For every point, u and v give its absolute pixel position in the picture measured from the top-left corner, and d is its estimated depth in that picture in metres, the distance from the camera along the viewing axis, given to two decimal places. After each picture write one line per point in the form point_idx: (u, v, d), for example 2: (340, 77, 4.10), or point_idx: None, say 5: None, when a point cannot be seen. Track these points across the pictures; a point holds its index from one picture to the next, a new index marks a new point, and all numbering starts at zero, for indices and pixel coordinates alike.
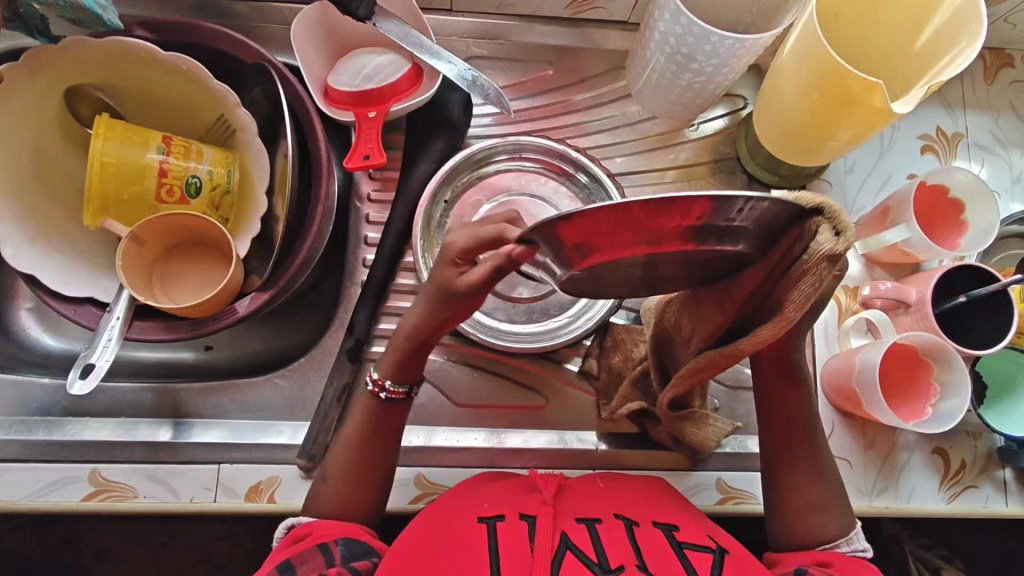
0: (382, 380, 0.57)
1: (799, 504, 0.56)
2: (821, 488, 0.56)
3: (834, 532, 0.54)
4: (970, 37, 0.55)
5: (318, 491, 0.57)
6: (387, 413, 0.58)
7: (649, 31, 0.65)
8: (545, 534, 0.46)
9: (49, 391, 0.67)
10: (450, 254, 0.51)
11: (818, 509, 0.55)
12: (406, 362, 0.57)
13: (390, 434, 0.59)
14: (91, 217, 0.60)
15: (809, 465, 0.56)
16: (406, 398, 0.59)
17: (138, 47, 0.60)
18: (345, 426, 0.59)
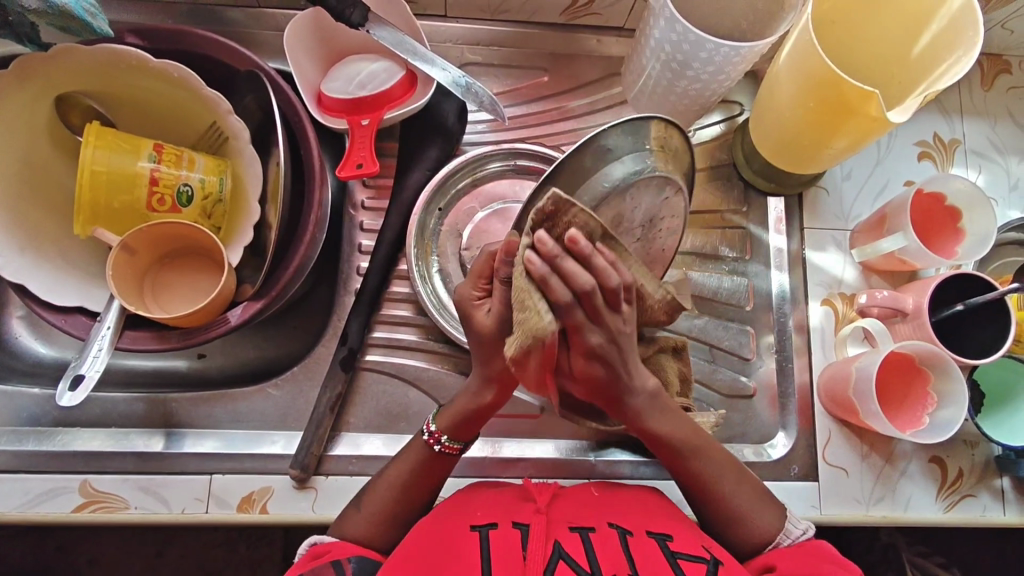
0: (439, 433, 0.56)
1: (725, 517, 0.56)
2: (736, 498, 0.56)
3: (760, 533, 0.55)
4: (967, 46, 0.54)
5: (347, 518, 0.56)
6: (439, 464, 0.57)
7: (645, 38, 0.64)
8: (538, 544, 0.45)
9: (39, 401, 0.66)
10: (475, 285, 0.50)
11: (745, 517, 0.56)
12: (464, 423, 0.56)
13: (431, 483, 0.57)
14: (82, 226, 0.60)
15: (709, 480, 0.56)
16: (460, 453, 0.58)
17: (130, 55, 0.60)
18: (389, 470, 0.57)
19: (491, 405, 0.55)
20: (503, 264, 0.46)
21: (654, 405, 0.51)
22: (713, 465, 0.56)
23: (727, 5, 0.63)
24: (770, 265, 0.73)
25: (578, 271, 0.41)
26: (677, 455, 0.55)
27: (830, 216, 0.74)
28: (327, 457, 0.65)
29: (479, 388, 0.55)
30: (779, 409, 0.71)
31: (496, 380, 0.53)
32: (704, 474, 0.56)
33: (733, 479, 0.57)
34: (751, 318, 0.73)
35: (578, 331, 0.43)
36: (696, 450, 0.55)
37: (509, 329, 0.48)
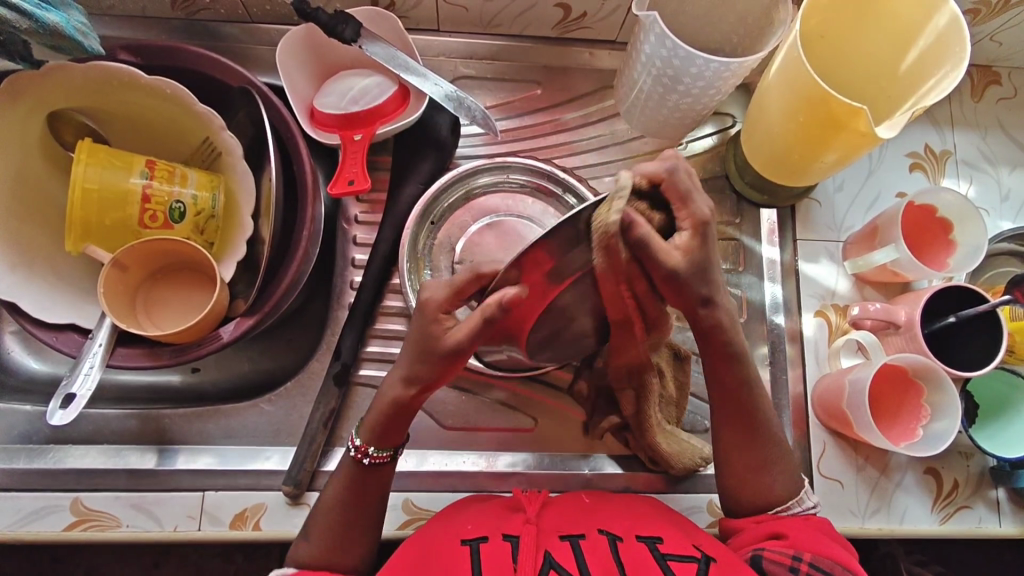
0: (365, 446, 0.55)
1: (742, 471, 0.57)
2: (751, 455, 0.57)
3: (782, 494, 0.56)
4: (955, 61, 0.54)
5: (297, 547, 0.55)
6: (377, 477, 0.56)
7: (636, 52, 0.64)
8: (528, 555, 0.45)
9: (30, 417, 0.66)
10: (433, 309, 0.51)
11: (765, 469, 0.56)
12: (387, 429, 0.54)
13: (371, 497, 0.56)
14: (73, 243, 0.60)
15: (752, 425, 0.57)
16: (391, 461, 0.57)
17: (122, 72, 0.60)
18: (324, 491, 0.57)
19: (412, 407, 0.54)
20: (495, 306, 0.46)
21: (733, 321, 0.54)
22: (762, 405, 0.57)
23: (717, 20, 0.64)
24: (763, 277, 0.74)
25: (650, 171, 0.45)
26: (740, 385, 0.56)
27: (823, 227, 0.74)
28: (320, 473, 0.65)
29: (398, 383, 0.53)
30: (772, 421, 0.71)
31: (421, 386, 0.52)
32: (756, 407, 0.57)
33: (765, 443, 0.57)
34: (745, 330, 0.73)
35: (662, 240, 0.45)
36: (747, 382, 0.56)
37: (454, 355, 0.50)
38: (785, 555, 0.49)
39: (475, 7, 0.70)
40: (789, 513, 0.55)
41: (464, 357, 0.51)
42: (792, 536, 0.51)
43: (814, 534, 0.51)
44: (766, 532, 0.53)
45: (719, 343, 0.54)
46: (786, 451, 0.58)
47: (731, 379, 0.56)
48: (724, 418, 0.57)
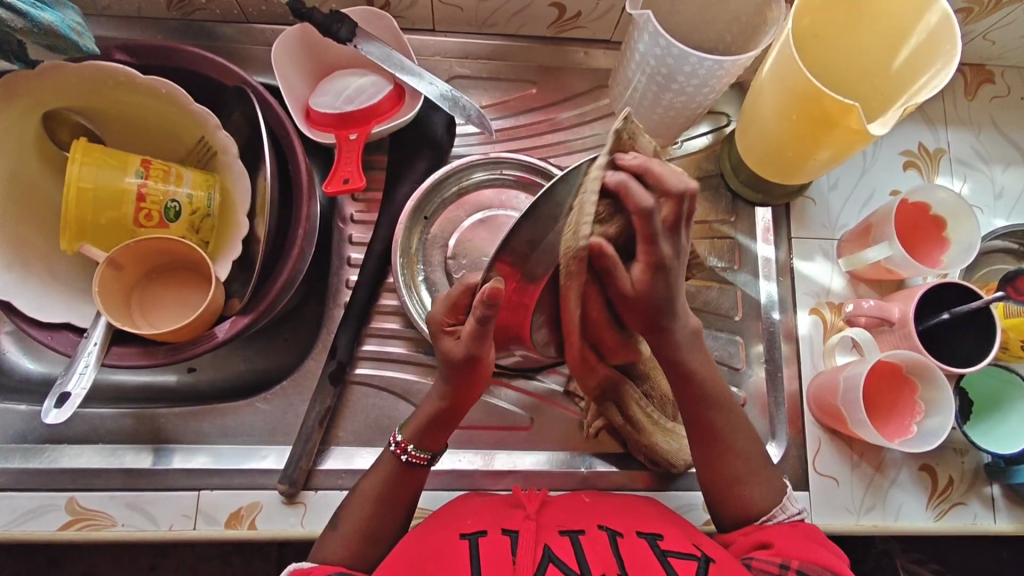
0: (405, 444, 0.56)
1: (722, 482, 0.56)
2: (741, 462, 0.56)
3: (766, 502, 0.55)
4: (945, 59, 0.55)
5: (325, 538, 0.54)
6: (412, 473, 0.56)
7: (630, 51, 0.65)
8: (527, 548, 0.45)
9: (25, 417, 0.66)
10: (439, 323, 0.52)
11: (738, 483, 0.56)
12: (429, 429, 0.55)
13: (405, 499, 0.56)
14: (68, 242, 0.60)
15: (725, 439, 0.57)
16: (429, 465, 0.57)
17: (117, 71, 0.60)
18: (363, 480, 0.56)
19: (455, 411, 0.55)
20: (484, 308, 0.44)
21: (693, 342, 0.55)
22: (732, 421, 0.57)
23: (711, 19, 0.65)
24: (759, 275, 0.74)
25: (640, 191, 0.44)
26: (702, 399, 0.56)
27: (817, 225, 0.74)
28: (316, 471, 0.65)
29: (435, 397, 0.55)
30: (769, 418, 0.71)
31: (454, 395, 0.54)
32: (721, 425, 0.57)
33: (744, 445, 0.57)
34: (740, 328, 0.73)
35: (651, 240, 0.46)
36: (717, 400, 0.56)
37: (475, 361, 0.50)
38: (772, 562, 0.49)
39: (470, 7, 0.71)
40: (774, 522, 0.54)
41: (482, 362, 0.50)
42: (780, 545, 0.51)
43: (804, 542, 0.51)
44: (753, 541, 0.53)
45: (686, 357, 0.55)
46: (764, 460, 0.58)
47: (691, 395, 0.56)
48: (700, 435, 0.57)
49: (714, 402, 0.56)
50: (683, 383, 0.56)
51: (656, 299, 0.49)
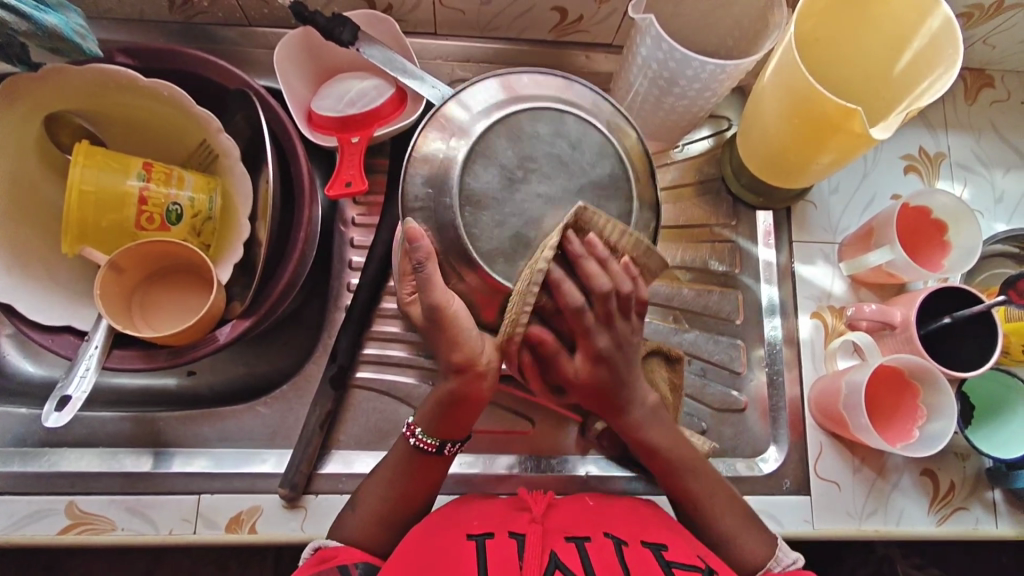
0: (415, 426, 0.54)
1: (716, 538, 0.55)
2: (726, 519, 0.55)
3: (764, 554, 0.54)
4: (947, 63, 0.55)
5: (345, 518, 0.55)
6: (427, 467, 0.55)
7: (632, 55, 0.65)
8: (534, 552, 0.46)
9: (24, 420, 0.66)
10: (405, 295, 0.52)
11: (735, 536, 0.55)
12: (437, 414, 0.52)
13: (413, 501, 0.55)
14: (69, 245, 0.60)
15: (702, 499, 0.56)
16: (439, 452, 0.55)
17: (119, 74, 0.60)
18: (372, 478, 0.56)
19: (460, 393, 0.50)
20: (412, 255, 0.42)
21: (653, 418, 0.55)
22: (705, 480, 0.56)
23: (713, 23, 0.65)
24: (760, 278, 0.74)
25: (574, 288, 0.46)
26: (668, 467, 0.56)
27: (818, 229, 0.74)
28: (317, 475, 0.65)
29: (444, 373, 0.50)
30: (770, 423, 0.71)
31: (453, 368, 0.48)
32: (692, 485, 0.56)
33: (726, 502, 0.56)
34: (742, 332, 0.73)
35: (586, 334, 0.48)
36: (688, 465, 0.56)
37: (434, 311, 0.45)
38: None
39: (472, 11, 0.71)
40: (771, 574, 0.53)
41: (452, 317, 0.46)
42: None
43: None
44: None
45: (645, 433, 0.55)
46: (750, 511, 0.57)
47: (660, 466, 0.57)
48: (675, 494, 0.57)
49: (684, 466, 0.56)
50: (650, 458, 0.56)
51: (601, 382, 0.51)
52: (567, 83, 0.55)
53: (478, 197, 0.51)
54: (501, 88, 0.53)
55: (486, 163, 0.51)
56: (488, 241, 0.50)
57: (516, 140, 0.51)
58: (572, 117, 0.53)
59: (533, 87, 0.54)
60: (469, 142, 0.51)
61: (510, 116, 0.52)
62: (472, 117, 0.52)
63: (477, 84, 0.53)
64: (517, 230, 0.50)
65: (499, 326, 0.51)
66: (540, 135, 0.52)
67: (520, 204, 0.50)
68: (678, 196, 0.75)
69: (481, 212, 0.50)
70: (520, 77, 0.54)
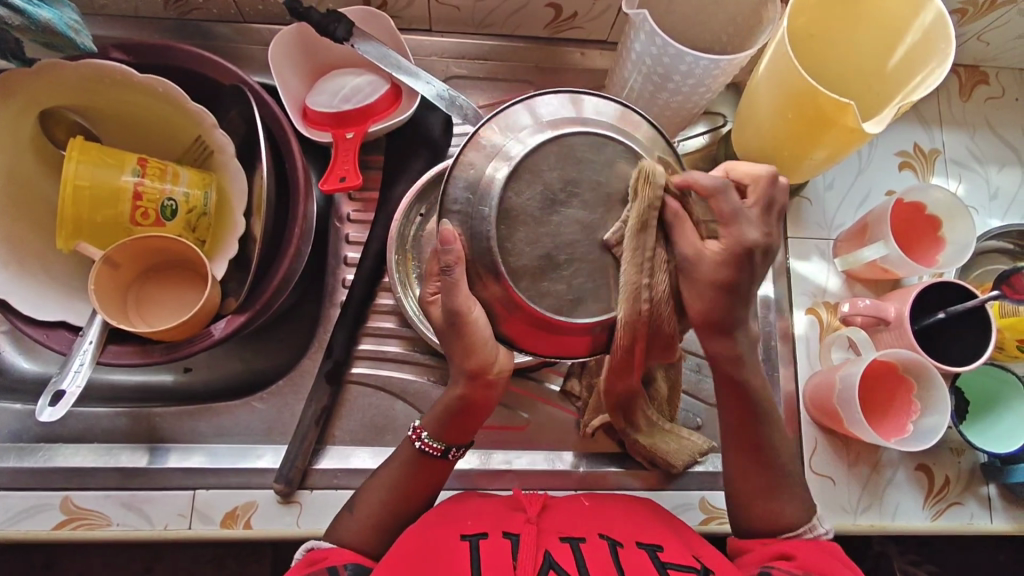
0: (421, 429, 0.55)
1: (757, 498, 0.54)
2: (771, 481, 0.54)
3: (794, 518, 0.53)
4: (939, 58, 0.55)
5: (343, 520, 0.54)
6: (428, 467, 0.55)
7: (627, 51, 0.65)
8: (529, 554, 0.46)
9: (19, 416, 0.66)
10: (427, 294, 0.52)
11: (777, 495, 0.54)
12: (448, 422, 0.54)
13: (415, 497, 0.55)
14: (64, 240, 0.60)
15: (767, 457, 0.55)
16: (446, 458, 0.55)
17: (114, 70, 0.60)
18: (378, 474, 0.56)
19: (469, 399, 0.52)
20: (440, 257, 0.44)
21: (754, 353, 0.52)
22: (779, 439, 0.55)
23: (708, 19, 0.65)
24: None
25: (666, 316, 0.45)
26: (753, 416, 0.54)
27: (813, 225, 0.74)
28: (312, 471, 0.65)
29: (453, 382, 0.52)
30: None
31: (466, 374, 0.51)
32: (768, 447, 0.55)
33: (786, 462, 0.55)
34: None
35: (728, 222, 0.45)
36: (770, 417, 0.54)
37: (454, 314, 0.46)
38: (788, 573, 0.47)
39: (467, 7, 0.71)
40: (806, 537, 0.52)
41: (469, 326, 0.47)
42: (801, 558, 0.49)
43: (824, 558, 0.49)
44: (773, 549, 0.51)
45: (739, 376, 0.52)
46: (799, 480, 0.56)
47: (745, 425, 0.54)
48: (743, 452, 0.55)
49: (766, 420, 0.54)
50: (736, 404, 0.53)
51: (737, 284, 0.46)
52: (629, 112, 0.47)
53: (513, 219, 0.43)
54: (561, 105, 0.46)
55: (529, 182, 0.43)
56: (520, 258, 0.43)
57: (562, 159, 0.44)
58: (628, 150, 0.45)
59: (594, 110, 0.46)
60: (516, 160, 0.44)
61: (565, 134, 0.44)
62: (519, 134, 0.45)
63: (534, 97, 0.46)
64: (551, 253, 0.43)
65: (513, 338, 0.47)
66: (592, 162, 0.44)
67: (557, 228, 0.43)
68: None
69: (518, 230, 0.43)
70: (582, 97, 0.46)
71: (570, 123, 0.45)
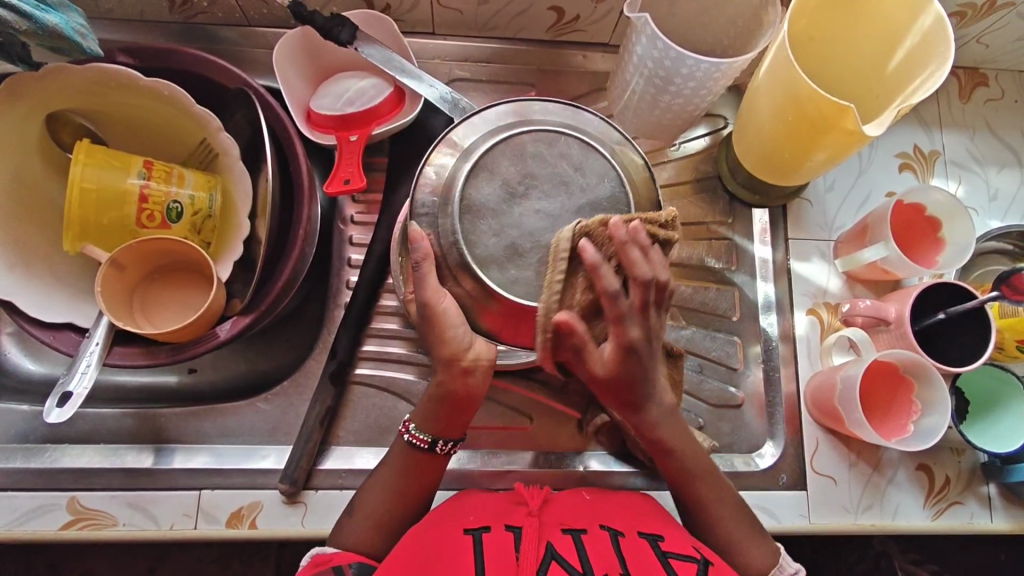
0: (407, 422, 0.55)
1: (718, 546, 0.55)
2: (731, 525, 0.55)
3: (765, 562, 0.54)
4: (938, 61, 0.56)
5: (343, 526, 0.55)
6: (422, 464, 0.55)
7: (628, 54, 0.65)
8: (531, 544, 0.46)
9: (26, 417, 0.66)
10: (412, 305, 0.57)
11: (737, 543, 0.54)
12: (430, 413, 0.53)
13: (416, 495, 0.56)
14: (71, 242, 0.60)
15: (712, 506, 0.56)
16: (433, 450, 0.55)
17: (120, 73, 0.60)
18: (375, 475, 0.56)
19: (449, 390, 0.51)
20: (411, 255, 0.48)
21: (670, 417, 0.53)
22: (720, 490, 0.56)
23: (709, 22, 0.65)
24: (756, 275, 0.74)
25: (640, 260, 0.44)
26: (682, 472, 0.55)
27: (814, 227, 0.75)
28: (317, 471, 0.65)
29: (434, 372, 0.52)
30: (766, 418, 0.72)
31: (443, 362, 0.50)
32: (710, 497, 0.56)
33: (732, 508, 0.56)
34: (739, 328, 0.73)
35: (619, 322, 0.44)
36: (701, 470, 0.56)
37: (426, 309, 0.48)
38: None
39: (469, 10, 0.71)
40: None
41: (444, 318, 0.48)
42: None
43: None
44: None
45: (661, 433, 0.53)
46: (756, 521, 0.56)
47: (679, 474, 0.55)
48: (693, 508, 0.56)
49: (698, 472, 0.55)
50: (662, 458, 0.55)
51: (628, 377, 0.47)
52: (575, 111, 0.55)
53: (476, 210, 0.49)
54: (510, 112, 0.53)
55: (488, 177, 0.50)
56: (484, 247, 0.49)
57: (513, 158, 0.51)
58: (576, 141, 0.52)
59: (541, 113, 0.54)
60: (473, 160, 0.51)
61: (514, 135, 0.51)
62: (477, 140, 0.52)
63: (490, 108, 0.54)
64: (514, 243, 0.49)
65: (498, 331, 0.52)
66: (543, 156, 0.51)
67: (519, 218, 0.49)
68: (675, 194, 0.75)
69: (480, 221, 0.49)
70: (531, 103, 0.54)
71: (517, 126, 0.53)
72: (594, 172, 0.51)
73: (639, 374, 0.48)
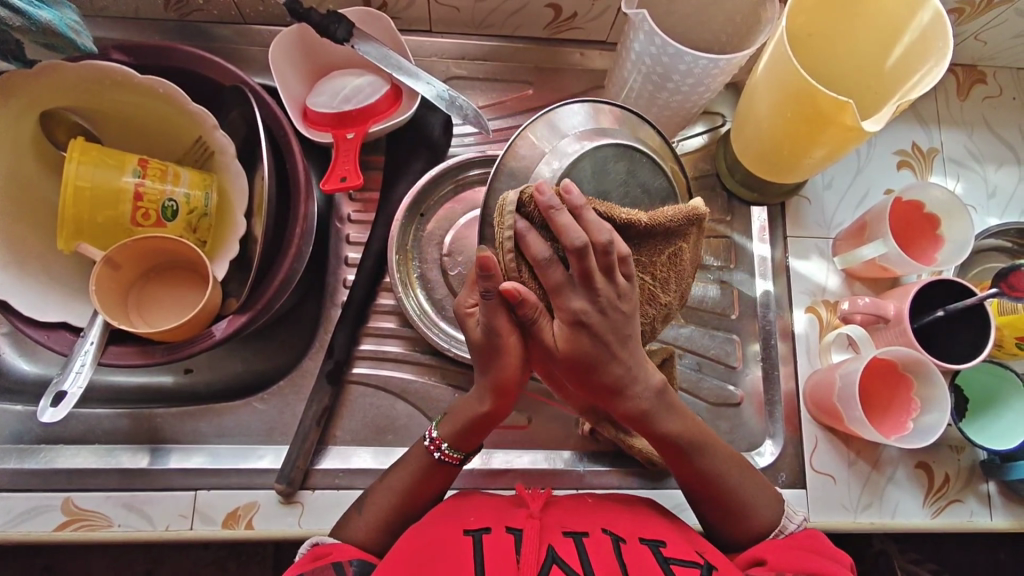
0: (440, 440, 0.54)
1: (727, 512, 0.54)
2: (745, 488, 0.54)
3: (771, 518, 0.54)
4: (937, 56, 0.55)
5: (350, 520, 0.54)
6: (441, 474, 0.55)
7: (626, 51, 0.65)
8: (531, 547, 0.46)
9: (21, 417, 0.66)
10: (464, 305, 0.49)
11: (745, 510, 0.54)
12: (467, 434, 0.53)
13: (413, 498, 0.55)
14: (65, 241, 0.60)
15: (720, 483, 0.54)
16: (461, 464, 0.56)
17: (115, 71, 0.60)
18: (389, 475, 0.56)
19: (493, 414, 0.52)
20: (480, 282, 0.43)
21: (664, 407, 0.51)
22: (727, 464, 0.54)
23: (707, 19, 0.65)
24: (754, 273, 0.74)
25: (572, 223, 0.41)
26: (682, 453, 0.53)
27: (812, 225, 0.75)
28: (313, 471, 0.65)
29: (480, 397, 0.52)
30: (765, 416, 0.71)
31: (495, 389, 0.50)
32: (722, 478, 0.54)
33: (738, 472, 0.55)
34: (738, 326, 0.73)
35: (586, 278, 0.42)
36: (702, 444, 0.53)
37: (494, 334, 0.46)
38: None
39: (466, 7, 0.71)
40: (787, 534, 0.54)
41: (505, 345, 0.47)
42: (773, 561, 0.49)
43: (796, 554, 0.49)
44: (749, 557, 0.51)
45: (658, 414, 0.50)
46: (763, 478, 0.56)
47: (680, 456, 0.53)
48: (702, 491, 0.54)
49: (700, 443, 0.53)
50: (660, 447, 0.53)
51: (585, 358, 0.45)
52: (640, 123, 0.58)
53: None
54: (584, 121, 0.55)
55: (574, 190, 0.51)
56: None
57: (595, 170, 0.52)
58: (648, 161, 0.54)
59: (609, 120, 0.56)
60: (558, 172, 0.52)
61: (598, 146, 0.52)
62: (558, 144, 0.54)
63: (565, 111, 0.56)
64: None
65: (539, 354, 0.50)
66: (621, 173, 0.53)
67: None
68: None
69: None
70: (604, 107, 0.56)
71: (596, 134, 0.54)
72: (660, 194, 0.54)
73: (603, 352, 0.45)
